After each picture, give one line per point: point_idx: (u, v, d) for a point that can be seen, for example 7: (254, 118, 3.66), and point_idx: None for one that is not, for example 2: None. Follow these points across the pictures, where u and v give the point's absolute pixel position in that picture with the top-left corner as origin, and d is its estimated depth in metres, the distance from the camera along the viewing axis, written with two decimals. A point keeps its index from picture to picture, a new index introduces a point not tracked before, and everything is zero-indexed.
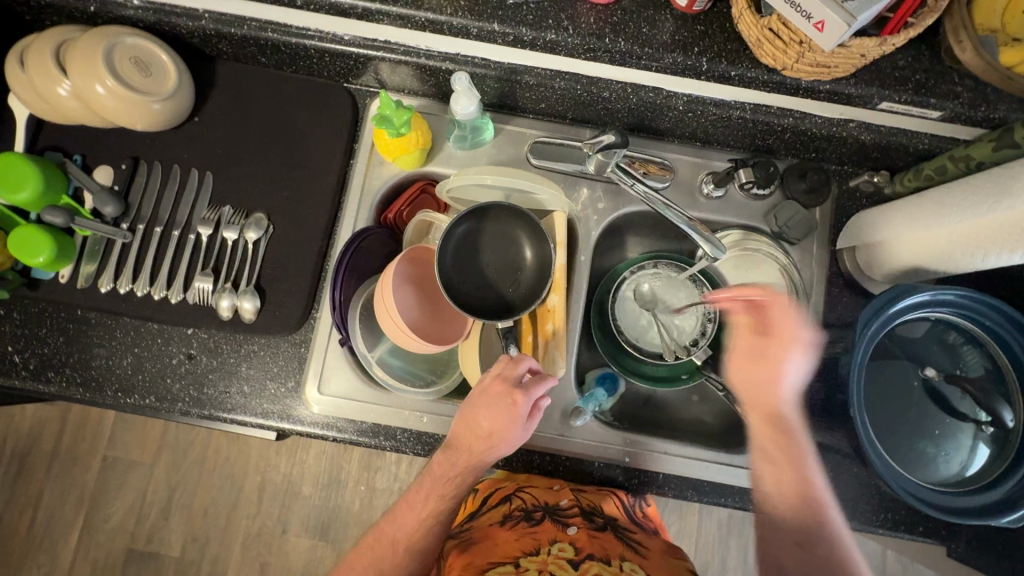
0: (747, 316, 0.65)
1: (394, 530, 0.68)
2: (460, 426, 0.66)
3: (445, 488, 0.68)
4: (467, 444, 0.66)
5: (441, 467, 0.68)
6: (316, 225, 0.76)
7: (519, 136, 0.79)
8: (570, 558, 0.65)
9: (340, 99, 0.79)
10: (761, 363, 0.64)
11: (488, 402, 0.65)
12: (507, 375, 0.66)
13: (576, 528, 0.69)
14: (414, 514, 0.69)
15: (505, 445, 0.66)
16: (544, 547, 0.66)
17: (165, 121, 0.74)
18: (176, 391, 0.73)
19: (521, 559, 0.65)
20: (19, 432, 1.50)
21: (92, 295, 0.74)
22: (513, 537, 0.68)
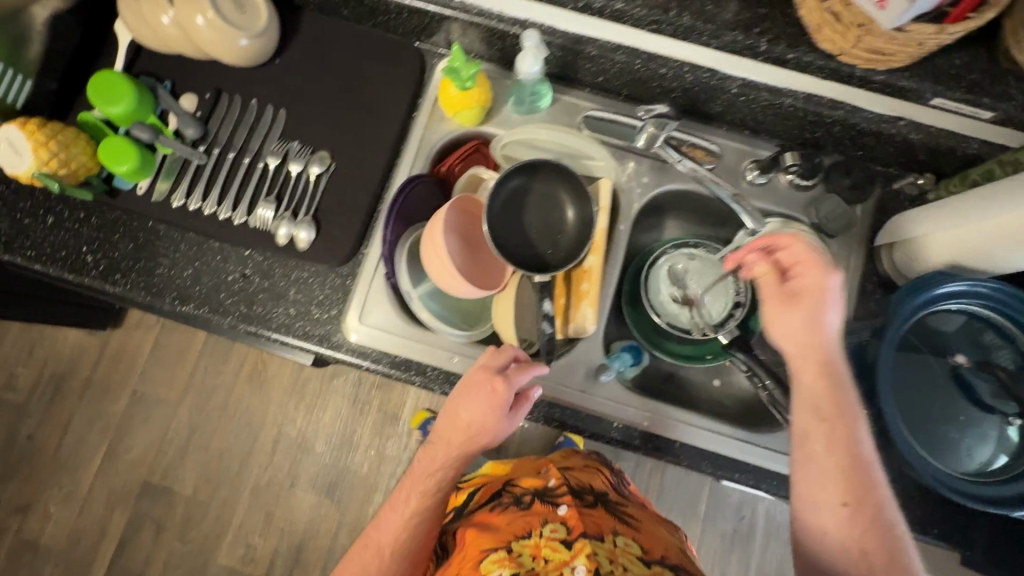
0: (767, 265, 0.65)
1: (377, 534, 0.72)
2: (443, 419, 0.70)
3: (430, 483, 0.71)
4: (448, 435, 0.70)
5: (423, 463, 0.72)
6: (375, 168, 0.81)
7: (574, 107, 0.83)
8: (563, 538, 0.71)
9: (410, 55, 0.84)
10: (788, 308, 0.62)
11: (471, 391, 0.68)
12: (491, 365, 0.69)
13: (565, 506, 0.77)
14: (397, 518, 0.71)
15: (483, 434, 0.68)
16: (535, 530, 0.73)
17: (251, 57, 0.80)
18: (228, 305, 0.77)
19: (514, 545, 0.71)
20: (59, 357, 1.58)
21: (164, 209, 0.79)
22: (507, 521, 0.76)
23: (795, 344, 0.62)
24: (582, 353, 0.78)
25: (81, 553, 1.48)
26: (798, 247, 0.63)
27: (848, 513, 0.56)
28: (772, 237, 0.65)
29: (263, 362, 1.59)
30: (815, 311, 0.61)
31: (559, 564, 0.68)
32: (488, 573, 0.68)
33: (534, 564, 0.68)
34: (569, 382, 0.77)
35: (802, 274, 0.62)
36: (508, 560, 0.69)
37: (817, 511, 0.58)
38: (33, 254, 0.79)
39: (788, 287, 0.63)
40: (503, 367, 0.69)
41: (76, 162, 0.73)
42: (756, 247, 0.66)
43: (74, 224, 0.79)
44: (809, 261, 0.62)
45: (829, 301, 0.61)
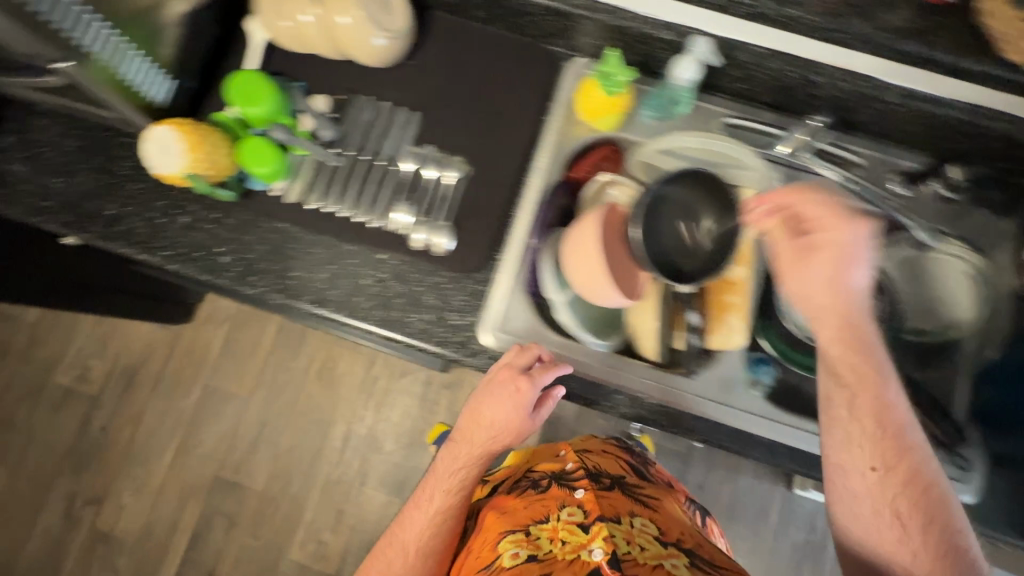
0: (779, 223, 0.67)
1: (402, 534, 0.78)
2: (468, 417, 0.75)
3: (454, 479, 0.77)
4: (467, 429, 0.76)
5: (445, 462, 0.78)
6: (509, 173, 0.80)
7: (710, 114, 0.81)
8: (581, 522, 0.74)
9: (542, 58, 0.83)
10: (807, 271, 0.65)
11: (492, 389, 0.72)
12: (513, 363, 0.72)
13: (582, 491, 0.80)
14: (420, 518, 0.77)
15: (507, 429, 0.73)
16: (552, 515, 0.76)
17: (386, 58, 0.79)
18: (364, 309, 0.77)
19: (531, 529, 0.76)
20: (131, 350, 1.59)
21: (299, 211, 0.79)
22: (522, 506, 0.82)
23: (817, 308, 0.65)
24: (722, 366, 0.76)
25: (154, 545, 1.50)
26: (811, 203, 0.65)
27: (900, 483, 0.60)
28: (779, 194, 0.66)
29: (331, 360, 1.59)
30: (840, 271, 0.64)
31: (576, 546, 0.71)
32: (504, 553, 0.73)
33: (551, 548, 0.72)
34: (705, 393, 0.75)
35: (825, 228, 0.64)
36: (527, 542, 0.74)
37: (844, 473, 0.63)
38: (169, 254, 0.79)
39: (804, 247, 0.65)
40: (526, 366, 0.72)
41: (219, 163, 0.73)
42: (767, 203, 0.68)
43: (209, 225, 0.79)
44: (830, 218, 0.64)
45: (852, 257, 0.64)
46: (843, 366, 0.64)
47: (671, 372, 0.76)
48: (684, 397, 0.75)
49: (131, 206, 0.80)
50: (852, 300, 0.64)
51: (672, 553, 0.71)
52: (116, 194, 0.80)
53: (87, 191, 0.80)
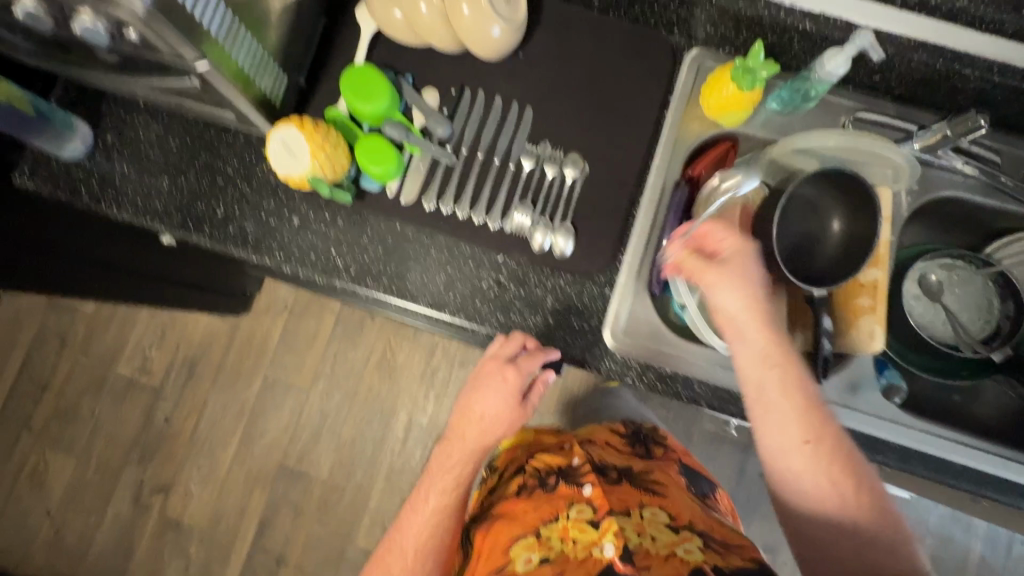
0: (690, 246, 0.68)
1: (400, 537, 0.76)
2: (459, 415, 0.77)
3: (448, 480, 0.77)
4: (460, 428, 0.76)
5: (442, 456, 0.78)
6: (628, 172, 0.78)
7: (838, 107, 0.78)
8: (589, 518, 0.71)
9: (661, 49, 0.79)
10: (727, 274, 0.65)
11: (484, 383, 0.74)
12: (501, 356, 0.73)
13: (590, 487, 0.75)
14: (419, 519, 0.76)
15: (495, 421, 0.75)
16: (562, 514, 0.73)
17: (502, 49, 0.75)
18: (485, 313, 0.75)
19: (542, 530, 0.73)
20: (191, 342, 1.60)
21: (414, 211, 0.77)
22: (531, 508, 0.77)
23: (756, 317, 0.64)
24: (847, 369, 0.74)
25: (223, 532, 1.52)
26: (718, 232, 0.67)
27: (834, 474, 0.61)
28: (694, 229, 0.68)
29: (391, 351, 1.59)
30: (743, 271, 0.65)
31: (588, 543, 0.68)
32: (518, 559, 0.71)
33: (563, 547, 0.70)
34: (827, 394, 0.73)
35: (721, 243, 0.66)
36: (538, 544, 0.72)
37: (780, 454, 0.63)
38: (282, 257, 0.77)
39: (699, 265, 0.66)
40: (513, 355, 0.72)
41: (339, 163, 0.70)
42: (686, 230, 0.69)
43: (321, 226, 0.77)
44: (736, 246, 0.66)
45: (753, 260, 0.66)
46: (796, 367, 0.64)
47: (801, 379, 0.74)
48: None
49: (241, 207, 0.78)
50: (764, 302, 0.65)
51: (686, 538, 0.68)
52: (225, 195, 0.78)
53: (195, 192, 0.78)
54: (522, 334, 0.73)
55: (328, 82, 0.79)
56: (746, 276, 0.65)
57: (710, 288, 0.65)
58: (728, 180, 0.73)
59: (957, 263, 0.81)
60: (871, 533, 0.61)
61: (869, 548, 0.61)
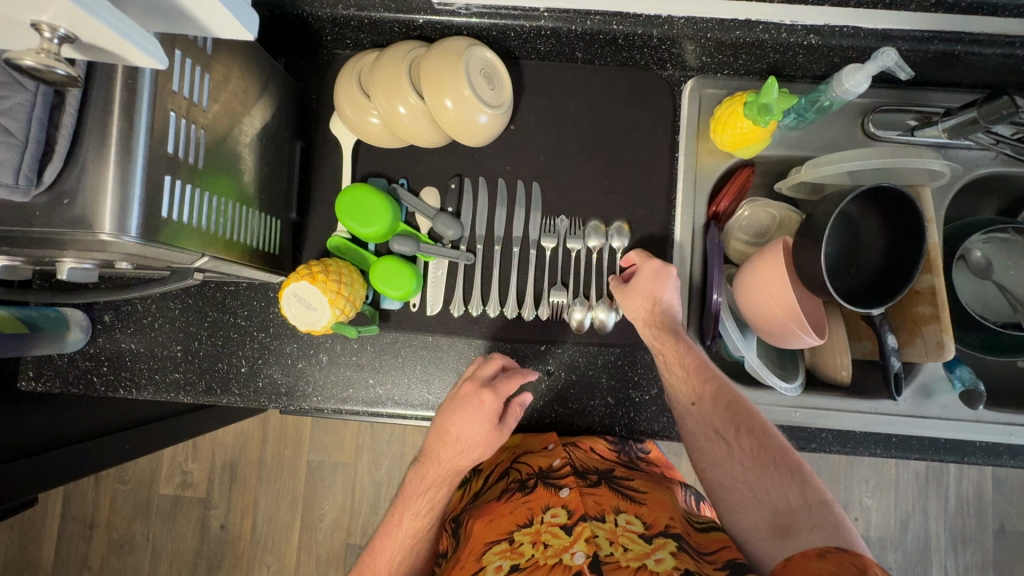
0: (620, 280, 0.70)
1: (372, 563, 0.69)
2: (433, 437, 0.67)
3: (420, 502, 0.69)
4: (436, 451, 0.68)
5: (415, 481, 0.70)
6: (654, 226, 0.74)
7: (854, 108, 0.73)
8: (563, 524, 0.61)
9: (656, 88, 0.74)
10: (634, 292, 0.68)
11: (460, 405, 0.66)
12: (476, 377, 0.67)
13: (568, 489, 0.65)
14: (394, 542, 0.69)
15: (474, 447, 0.66)
16: (536, 517, 0.64)
17: (492, 132, 0.70)
18: (541, 408, 0.73)
19: (515, 534, 0.63)
20: (224, 445, 1.56)
21: (443, 319, 0.73)
22: (508, 510, 0.67)
23: (638, 319, 0.68)
24: (917, 375, 0.72)
25: None
26: (642, 259, 0.69)
27: (753, 457, 0.64)
28: (625, 259, 0.71)
29: None
30: (651, 288, 0.67)
31: (558, 550, 0.58)
32: (488, 567, 0.60)
33: (533, 554, 0.59)
34: (903, 408, 0.71)
35: (639, 274, 0.68)
36: (510, 551, 0.61)
37: (701, 441, 0.67)
38: (320, 399, 0.73)
39: (629, 288, 0.68)
40: (490, 377, 0.67)
41: (358, 297, 0.66)
42: (624, 261, 0.71)
43: (352, 358, 0.73)
44: (646, 267, 0.68)
45: (665, 281, 0.67)
46: (698, 366, 0.67)
47: (874, 398, 0.72)
48: (892, 421, 0.71)
49: (263, 356, 0.74)
50: (671, 316, 0.68)
51: (660, 546, 0.58)
52: (244, 349, 0.74)
53: (212, 353, 0.74)
54: (500, 355, 0.69)
55: (320, 205, 0.74)
56: (655, 291, 0.67)
57: (627, 309, 0.68)
58: (626, 238, 0.73)
59: (1009, 238, 0.77)
60: (776, 491, 0.62)
61: (775, 500, 0.62)
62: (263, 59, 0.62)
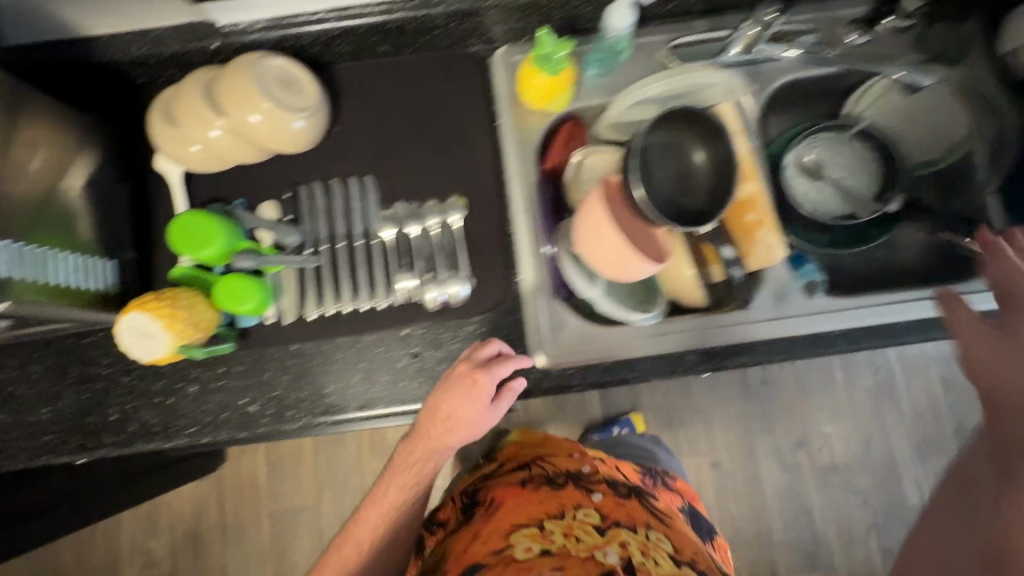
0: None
1: (357, 529, 0.74)
2: (424, 415, 0.70)
3: (407, 475, 0.74)
4: (427, 426, 0.70)
5: (403, 453, 0.74)
6: (489, 194, 0.76)
7: (652, 46, 0.77)
8: (596, 524, 0.69)
9: (464, 65, 0.77)
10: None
11: (451, 384, 0.68)
12: (472, 358, 0.69)
13: (600, 494, 0.75)
14: (377, 512, 0.74)
15: (465, 424, 0.69)
16: (569, 513, 0.71)
17: (311, 138, 0.72)
18: (415, 391, 0.73)
19: (545, 522, 0.69)
20: (183, 515, 1.53)
21: (302, 325, 0.74)
22: (539, 500, 0.74)
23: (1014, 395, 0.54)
24: (770, 282, 0.74)
25: None
26: None
27: None
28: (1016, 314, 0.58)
29: (378, 431, 1.55)
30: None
31: (590, 545, 0.65)
32: (518, 545, 0.67)
33: (565, 543, 0.66)
34: (758, 315, 0.73)
35: None
36: (539, 536, 0.68)
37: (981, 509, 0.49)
38: (196, 431, 0.73)
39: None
40: (485, 360, 0.69)
41: (202, 318, 0.67)
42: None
43: (221, 382, 0.73)
44: None
45: None
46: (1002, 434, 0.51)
47: (730, 312, 0.74)
48: (751, 329, 0.73)
49: (133, 400, 0.73)
50: None
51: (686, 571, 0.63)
52: (112, 397, 0.73)
53: (81, 408, 0.73)
54: (499, 340, 0.71)
55: (164, 241, 0.75)
56: None
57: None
58: (463, 210, 0.74)
59: (826, 139, 0.82)
60: None
61: None
62: (62, 107, 0.64)
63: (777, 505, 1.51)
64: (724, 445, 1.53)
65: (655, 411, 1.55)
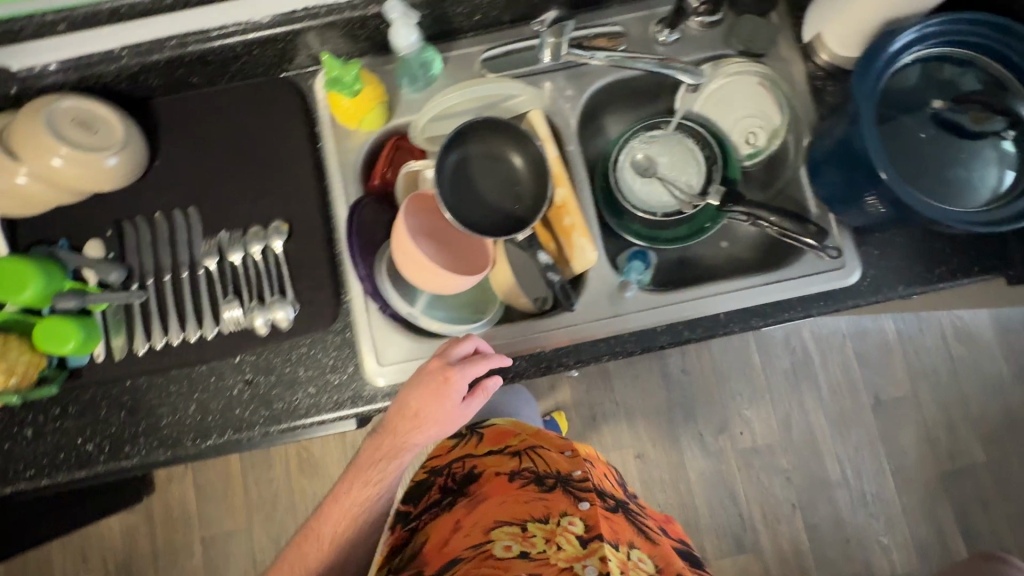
0: None
1: (319, 525, 0.71)
2: (393, 411, 0.68)
3: (372, 472, 0.70)
4: (396, 425, 0.68)
5: (370, 448, 0.70)
6: (313, 217, 0.76)
7: (468, 58, 0.78)
8: (578, 535, 0.66)
9: (284, 90, 0.78)
10: None
11: (420, 380, 0.67)
12: (446, 355, 0.68)
13: (587, 503, 0.69)
14: (341, 508, 0.71)
15: (436, 425, 0.67)
16: (552, 517, 0.69)
17: (128, 172, 0.73)
18: (249, 417, 0.74)
19: (528, 524, 0.69)
20: (114, 547, 1.53)
21: (134, 361, 0.75)
22: (523, 496, 0.72)
23: None
24: (595, 283, 0.76)
25: None
26: None
27: None
28: None
29: (305, 447, 1.55)
30: None
31: (570, 556, 0.64)
32: (497, 542, 0.68)
33: (545, 549, 0.66)
34: (582, 317, 0.75)
35: None
36: (522, 537, 0.68)
37: None
38: (30, 475, 0.73)
39: None
40: (455, 357, 0.68)
41: (18, 362, 0.68)
42: None
43: (55, 424, 0.74)
44: None
45: None
46: None
47: (556, 315, 0.75)
48: (574, 330, 0.74)
49: None
50: None
51: None
52: None
53: None
54: (473, 337, 0.70)
55: None
56: None
57: None
58: (286, 235, 0.75)
59: (657, 135, 0.83)
60: None
61: None
62: None
63: (702, 491, 1.52)
64: (648, 436, 1.54)
65: (579, 407, 1.56)
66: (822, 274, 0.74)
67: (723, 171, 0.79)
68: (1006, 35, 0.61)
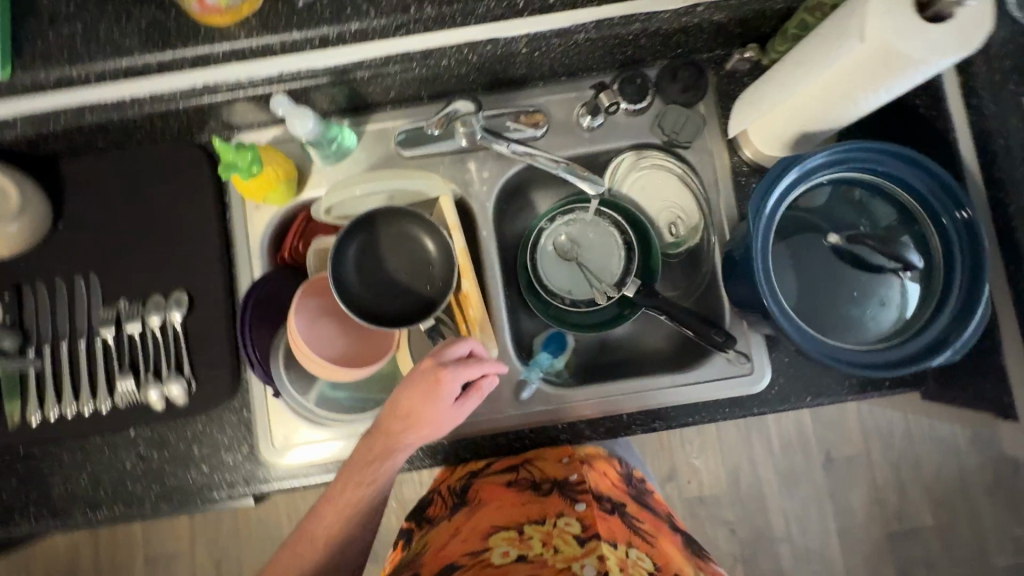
0: None
1: (309, 531, 0.63)
2: (386, 410, 0.63)
3: (363, 474, 0.62)
4: (387, 425, 0.63)
5: (361, 450, 0.64)
6: (216, 290, 0.75)
7: (385, 135, 0.76)
8: (576, 533, 0.61)
9: (194, 156, 0.76)
10: None
11: (414, 379, 0.62)
12: (439, 354, 0.63)
13: (585, 504, 0.65)
14: (330, 514, 0.63)
15: (430, 425, 0.62)
16: (548, 518, 0.64)
17: (29, 238, 0.72)
18: (140, 492, 0.73)
19: (525, 527, 0.64)
20: (57, 562, 1.53)
21: (26, 429, 0.73)
22: (518, 500, 0.67)
23: None
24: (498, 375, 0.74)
25: None
26: None
27: None
28: None
29: None
30: None
31: (567, 556, 0.58)
32: (494, 550, 0.62)
33: (542, 551, 0.60)
34: (483, 409, 0.73)
35: None
36: (517, 540, 0.62)
37: None
38: None
39: None
40: (452, 357, 0.63)
41: None
42: None
43: None
44: None
45: None
46: None
47: None
48: (474, 423, 0.73)
49: None
50: None
51: None
52: None
53: None
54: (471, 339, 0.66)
55: None
56: None
57: None
58: (185, 308, 0.74)
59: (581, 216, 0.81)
60: None
61: None
62: None
63: None
64: None
65: None
66: (731, 381, 0.72)
67: (639, 263, 0.78)
68: (918, 169, 0.60)
